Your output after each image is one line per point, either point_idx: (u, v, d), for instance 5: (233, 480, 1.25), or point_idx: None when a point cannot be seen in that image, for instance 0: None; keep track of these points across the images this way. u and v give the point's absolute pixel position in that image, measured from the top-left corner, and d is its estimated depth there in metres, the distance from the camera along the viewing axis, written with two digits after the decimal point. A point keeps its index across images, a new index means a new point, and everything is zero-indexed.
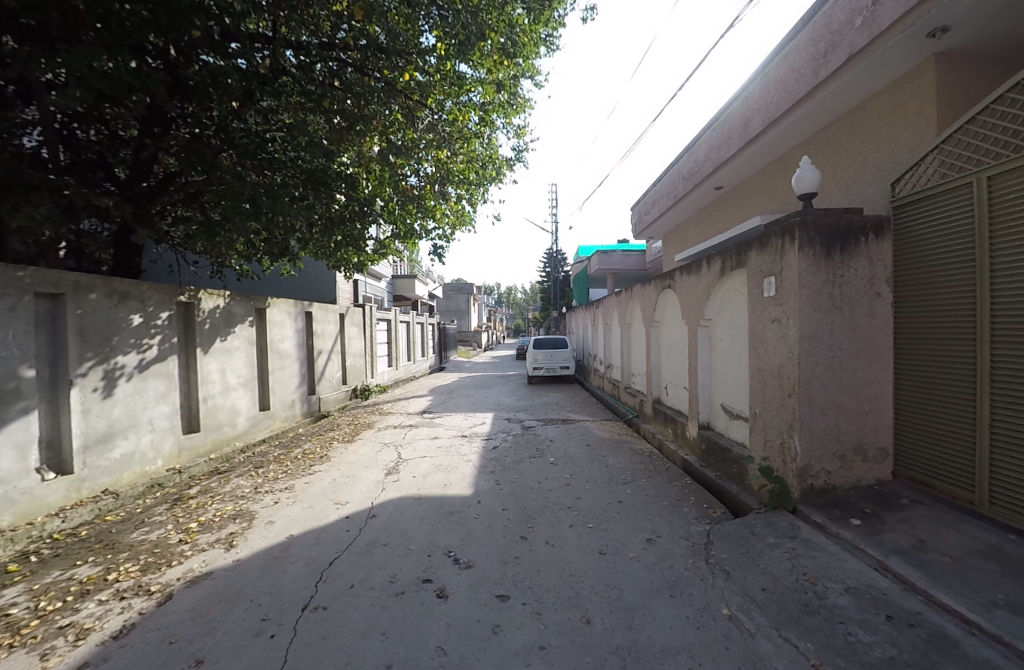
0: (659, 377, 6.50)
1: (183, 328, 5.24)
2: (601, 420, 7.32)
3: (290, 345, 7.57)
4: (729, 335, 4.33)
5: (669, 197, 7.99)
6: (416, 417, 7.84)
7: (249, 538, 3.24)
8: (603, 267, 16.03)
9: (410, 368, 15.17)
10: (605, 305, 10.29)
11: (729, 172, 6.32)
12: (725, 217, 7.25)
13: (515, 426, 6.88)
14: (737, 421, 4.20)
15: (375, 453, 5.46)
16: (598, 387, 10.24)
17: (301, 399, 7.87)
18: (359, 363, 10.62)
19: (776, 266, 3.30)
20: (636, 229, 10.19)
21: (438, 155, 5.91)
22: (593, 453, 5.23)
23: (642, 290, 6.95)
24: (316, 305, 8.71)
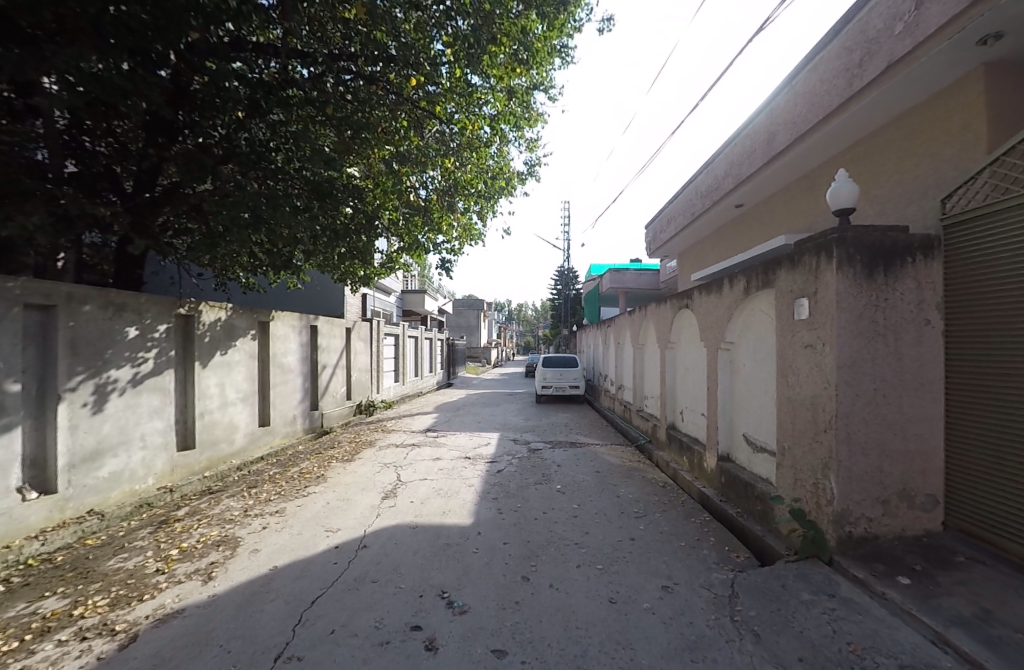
0: (674, 401, 6.19)
1: (182, 341, 5.26)
2: (611, 444, 7.02)
3: (294, 359, 7.47)
4: (755, 360, 4.08)
5: (686, 215, 7.82)
6: (419, 435, 7.63)
7: (229, 569, 3.01)
8: (615, 285, 15.83)
9: (417, 383, 15.02)
10: (616, 324, 10.05)
11: (751, 190, 6.15)
12: (744, 237, 7.04)
13: (521, 449, 6.61)
14: (762, 455, 3.92)
15: (374, 474, 5.24)
16: (608, 409, 9.92)
17: (304, 415, 7.73)
18: (364, 378, 10.48)
19: (810, 286, 3.14)
20: (649, 248, 10.03)
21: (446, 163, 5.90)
22: (602, 480, 4.96)
23: (658, 309, 6.73)
24: (323, 319, 8.64)
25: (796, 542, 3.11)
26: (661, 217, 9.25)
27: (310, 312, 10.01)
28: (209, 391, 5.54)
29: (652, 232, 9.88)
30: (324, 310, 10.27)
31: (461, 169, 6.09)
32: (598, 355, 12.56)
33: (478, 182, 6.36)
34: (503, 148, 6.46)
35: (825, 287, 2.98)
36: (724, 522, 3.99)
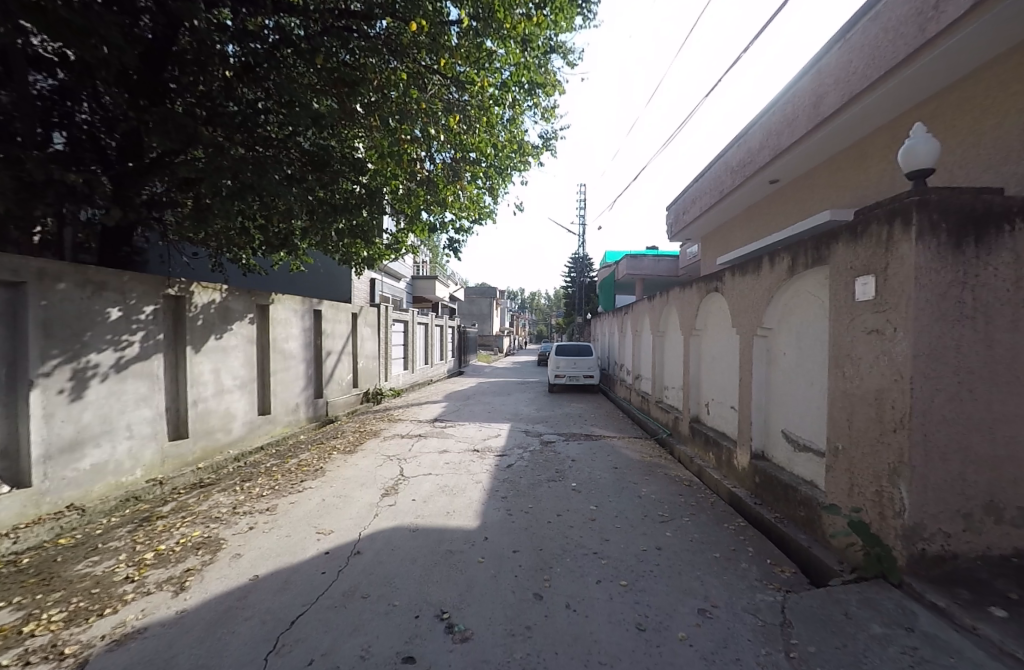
0: (699, 393, 5.69)
1: (173, 323, 4.97)
2: (629, 437, 6.59)
3: (296, 346, 7.17)
4: (798, 348, 3.59)
5: (713, 194, 7.24)
6: (427, 425, 7.29)
7: (205, 579, 2.71)
8: (632, 272, 15.22)
9: (427, 371, 14.74)
10: (634, 311, 9.53)
11: (790, 162, 5.56)
12: (779, 216, 6.46)
13: (533, 441, 6.23)
14: (806, 455, 3.45)
15: (375, 467, 4.92)
16: (625, 400, 9.47)
17: (307, 403, 7.47)
18: (372, 366, 10.20)
19: (878, 261, 2.63)
20: (671, 231, 9.45)
21: (451, 124, 5.09)
22: (620, 477, 4.54)
23: (682, 293, 6.21)
24: (327, 304, 8.33)
25: (857, 559, 2.65)
26: (685, 197, 8.65)
27: (314, 297, 9.66)
28: (203, 377, 5.26)
29: (674, 213, 9.29)
30: (329, 296, 9.93)
31: (468, 134, 5.29)
32: (614, 343, 12.06)
33: (487, 148, 5.61)
34: (517, 117, 5.92)
35: (898, 261, 2.48)
36: (761, 528, 3.55)
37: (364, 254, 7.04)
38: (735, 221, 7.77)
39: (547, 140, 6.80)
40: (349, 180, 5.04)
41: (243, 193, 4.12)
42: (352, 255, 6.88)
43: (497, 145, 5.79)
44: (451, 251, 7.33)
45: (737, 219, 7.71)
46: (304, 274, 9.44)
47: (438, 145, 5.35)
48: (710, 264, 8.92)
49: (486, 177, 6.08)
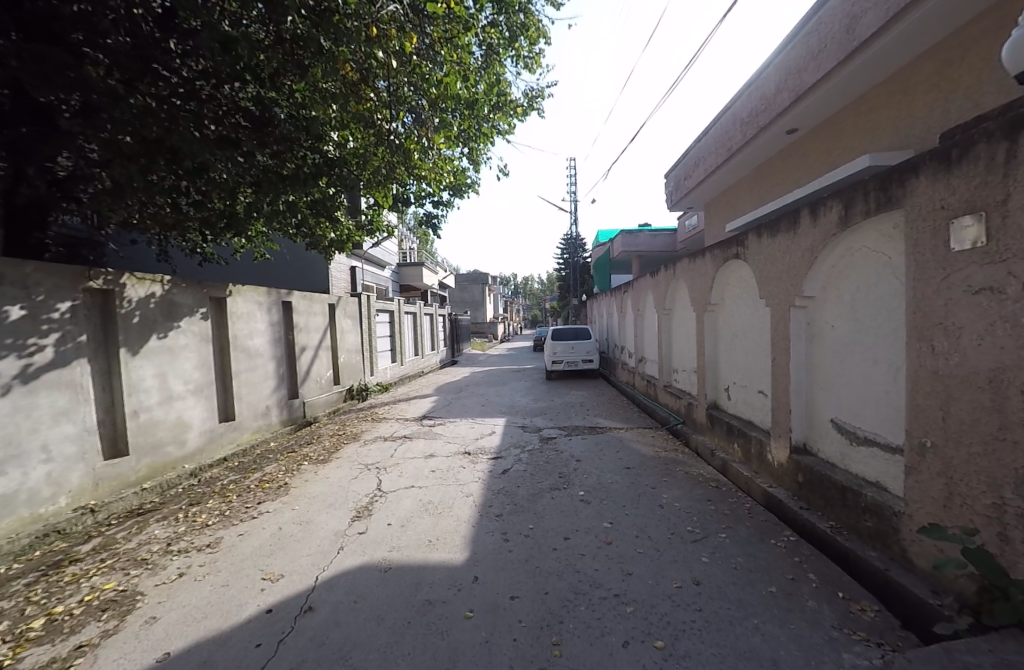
0: (716, 376, 5.00)
1: (102, 322, 4.18)
2: (638, 428, 5.93)
3: (263, 342, 6.40)
4: (854, 320, 2.89)
5: (720, 153, 6.41)
6: (414, 424, 6.60)
7: (97, 662, 2.03)
8: (628, 248, 14.45)
9: (417, 362, 14.03)
10: (634, 290, 8.81)
11: (813, 104, 4.74)
12: (798, 170, 5.66)
13: (532, 437, 5.56)
14: (868, 450, 2.78)
15: (349, 481, 4.23)
16: (628, 385, 8.79)
17: (280, 404, 6.74)
18: (355, 360, 9.46)
19: (986, 196, 1.92)
20: (671, 200, 8.64)
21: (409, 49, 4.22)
22: (634, 481, 3.88)
23: (692, 263, 5.44)
24: (299, 294, 7.53)
25: (968, 592, 1.98)
26: (687, 160, 7.80)
27: (280, 287, 8.84)
28: (145, 384, 4.49)
29: (674, 180, 8.45)
30: (297, 285, 9.13)
31: (433, 69, 4.46)
32: (614, 324, 11.34)
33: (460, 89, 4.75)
34: (494, 60, 5.05)
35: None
36: (812, 541, 2.88)
37: (333, 236, 6.30)
38: (744, 181, 6.96)
39: (532, 100, 6.01)
40: (304, 151, 4.34)
41: (153, 152, 3.58)
42: (318, 235, 6.10)
43: (470, 93, 4.86)
44: (432, 230, 6.58)
45: (746, 179, 6.89)
46: (272, 263, 8.63)
47: (405, 91, 4.52)
48: (717, 231, 8.12)
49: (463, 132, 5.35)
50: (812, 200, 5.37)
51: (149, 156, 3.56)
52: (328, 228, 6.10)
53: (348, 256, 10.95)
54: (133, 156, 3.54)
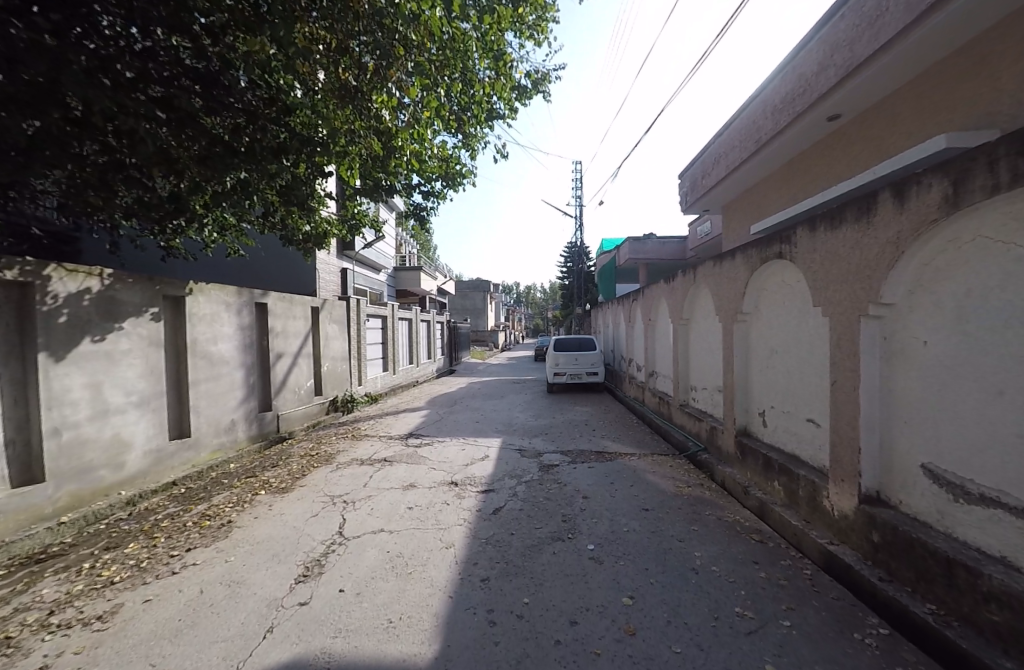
0: (747, 399, 4.24)
1: (16, 320, 3.47)
2: (651, 454, 5.17)
3: (230, 347, 5.70)
4: (963, 335, 2.12)
5: (746, 147, 5.72)
6: (397, 443, 5.87)
7: None
8: (636, 256, 13.78)
9: (411, 371, 13.30)
10: (643, 299, 8.10)
11: (866, 83, 4.04)
12: (840, 161, 4.97)
13: (530, 464, 4.81)
14: (992, 515, 2.00)
15: (306, 520, 3.48)
16: (637, 403, 8.05)
17: (248, 418, 6.02)
18: (341, 368, 8.76)
19: None
20: (685, 202, 7.95)
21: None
22: (654, 529, 3.11)
23: (718, 267, 4.70)
24: (278, 295, 6.84)
25: None
26: (705, 157, 7.11)
27: (250, 286, 8.54)
28: (71, 395, 3.76)
29: (689, 179, 7.76)
30: (271, 287, 8.63)
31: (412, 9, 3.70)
32: (620, 334, 10.64)
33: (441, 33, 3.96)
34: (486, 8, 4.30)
35: None
36: (909, 634, 2.11)
37: (309, 228, 5.62)
38: (773, 180, 6.25)
39: (539, 80, 5.34)
40: (270, 130, 3.78)
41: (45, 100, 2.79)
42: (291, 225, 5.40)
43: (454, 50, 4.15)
44: (420, 223, 5.89)
45: (775, 177, 6.18)
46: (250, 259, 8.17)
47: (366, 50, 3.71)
48: (739, 235, 7.38)
49: (455, 96, 4.70)
50: (860, 194, 4.68)
51: (37, 105, 2.77)
52: (305, 216, 5.42)
53: (338, 257, 10.29)
54: (16, 103, 2.75)
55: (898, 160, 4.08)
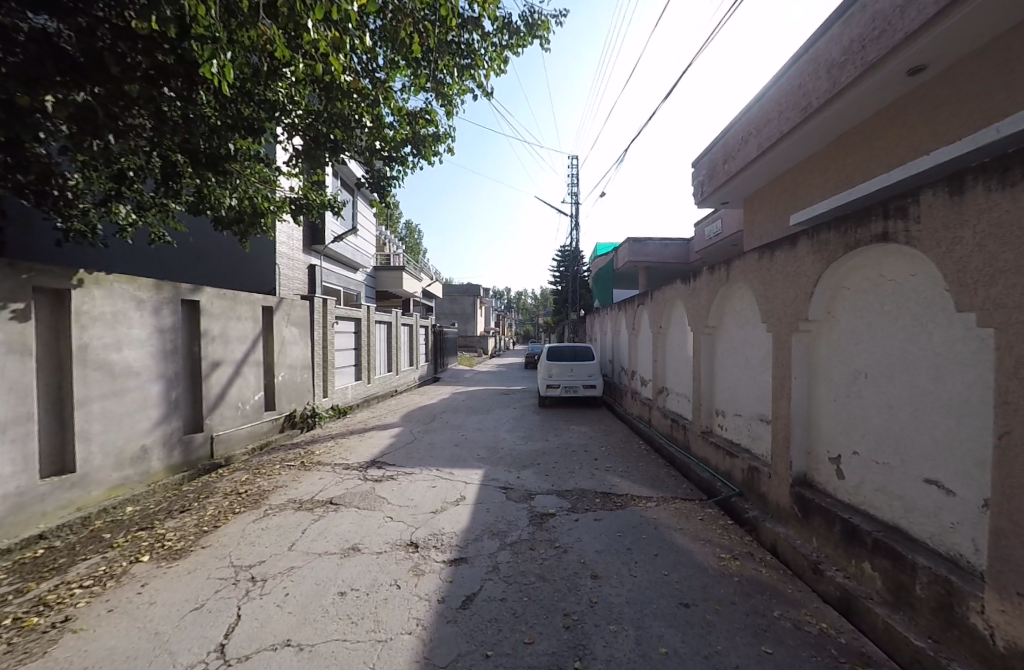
0: (810, 438, 3.35)
1: None
2: (670, 497, 4.12)
3: (141, 355, 4.51)
4: None
5: (789, 118, 4.75)
6: (352, 476, 4.73)
7: None
8: (634, 258, 12.80)
9: (390, 379, 12.14)
10: (651, 303, 7.08)
11: (972, 20, 3.07)
12: (923, 127, 4.01)
13: (519, 512, 3.72)
14: None
15: (181, 621, 2.31)
16: (642, 422, 7.02)
17: (169, 443, 4.84)
18: (301, 378, 7.61)
19: None
20: (701, 194, 7.00)
21: None
22: (707, 657, 2.01)
23: (770, 261, 3.71)
24: (219, 292, 5.70)
25: None
26: (728, 138, 6.16)
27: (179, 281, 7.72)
28: None
29: (707, 166, 6.82)
30: (208, 285, 7.94)
31: None
32: (620, 343, 9.63)
33: None
34: None
35: None
36: None
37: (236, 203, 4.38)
38: (817, 159, 5.29)
39: (536, 22, 4.29)
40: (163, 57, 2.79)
41: None
42: (209, 197, 4.14)
43: None
44: (379, 195, 4.70)
45: (821, 156, 5.23)
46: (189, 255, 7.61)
47: None
48: (766, 229, 6.44)
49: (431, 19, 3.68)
50: (951, 168, 3.72)
51: None
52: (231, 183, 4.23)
53: (305, 253, 9.18)
54: None
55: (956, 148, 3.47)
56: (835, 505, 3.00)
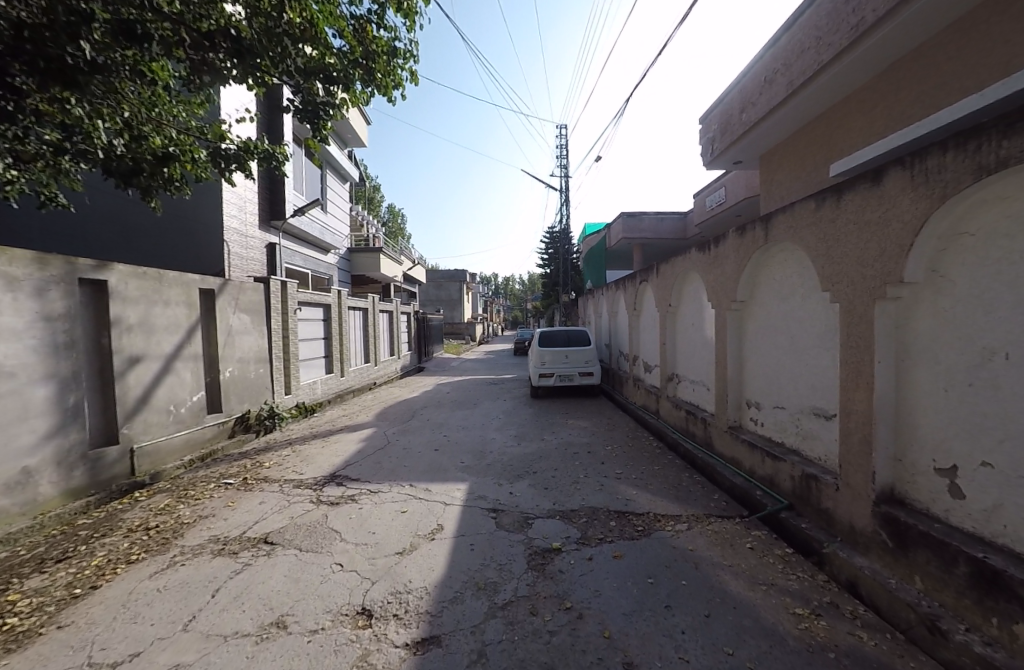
0: (901, 441, 2.33)
1: None
2: (702, 516, 3.25)
3: (14, 351, 3.43)
4: None
5: (830, 44, 3.72)
6: (302, 499, 3.80)
7: None
8: (630, 234, 11.87)
9: (368, 371, 11.13)
10: (656, 278, 6.19)
11: None
12: (1012, 41, 2.97)
13: (513, 550, 2.81)
14: None
15: None
16: (650, 414, 6.19)
17: (69, 462, 3.80)
18: (255, 374, 6.55)
19: None
20: (711, 153, 6.01)
21: None
22: None
23: (836, 208, 2.67)
24: (136, 271, 4.61)
25: None
26: (745, 79, 5.13)
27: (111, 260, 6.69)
28: None
29: (719, 118, 5.81)
30: (147, 265, 6.93)
31: None
32: (619, 325, 8.74)
33: None
34: None
35: None
36: None
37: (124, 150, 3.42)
38: (858, 98, 4.27)
39: None
40: None
41: None
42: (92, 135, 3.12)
43: None
44: (312, 127, 3.77)
45: (863, 93, 4.20)
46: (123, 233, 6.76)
47: None
48: (789, 189, 5.50)
49: None
50: None
51: None
52: (111, 106, 3.23)
53: (263, 229, 8.07)
54: None
55: (929, 123, 3.45)
56: (948, 533, 2.03)
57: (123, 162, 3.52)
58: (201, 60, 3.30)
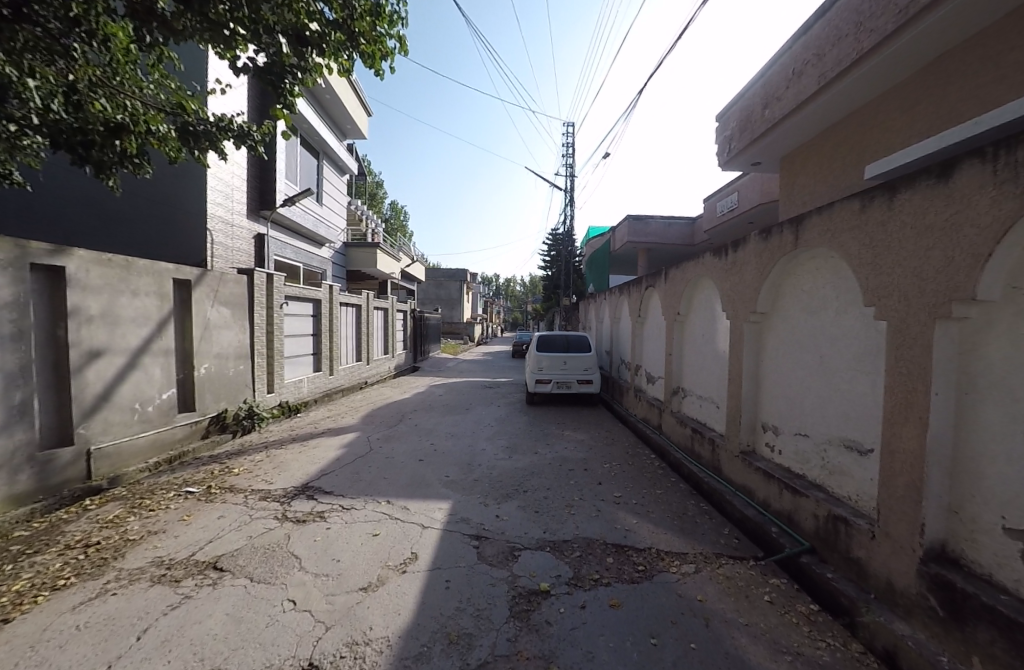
0: (959, 491, 1.96)
1: None
2: (711, 555, 2.87)
3: None
4: None
5: (874, 29, 3.35)
6: (265, 515, 3.42)
7: None
8: (635, 238, 11.49)
9: (359, 370, 10.76)
10: (664, 283, 5.81)
11: None
12: None
13: (494, 591, 2.44)
14: None
15: None
16: (651, 429, 5.82)
17: (11, 465, 3.41)
18: (234, 371, 6.18)
19: None
20: (728, 152, 5.66)
21: None
22: None
23: (888, 210, 2.31)
24: (100, 256, 4.24)
25: None
26: (772, 72, 4.76)
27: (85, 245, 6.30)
28: None
29: (739, 114, 5.45)
30: (126, 251, 6.55)
31: None
32: (622, 332, 8.37)
33: None
34: None
35: None
36: None
37: (68, 118, 3.09)
38: (901, 93, 3.89)
39: None
40: None
41: None
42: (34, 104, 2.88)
43: None
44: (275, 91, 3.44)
45: (907, 87, 3.82)
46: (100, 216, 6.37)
47: None
48: (814, 193, 5.12)
49: None
50: None
51: None
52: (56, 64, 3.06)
53: (251, 218, 7.70)
54: None
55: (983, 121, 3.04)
56: (1020, 610, 1.64)
57: (72, 133, 3.23)
58: (144, 7, 2.90)
